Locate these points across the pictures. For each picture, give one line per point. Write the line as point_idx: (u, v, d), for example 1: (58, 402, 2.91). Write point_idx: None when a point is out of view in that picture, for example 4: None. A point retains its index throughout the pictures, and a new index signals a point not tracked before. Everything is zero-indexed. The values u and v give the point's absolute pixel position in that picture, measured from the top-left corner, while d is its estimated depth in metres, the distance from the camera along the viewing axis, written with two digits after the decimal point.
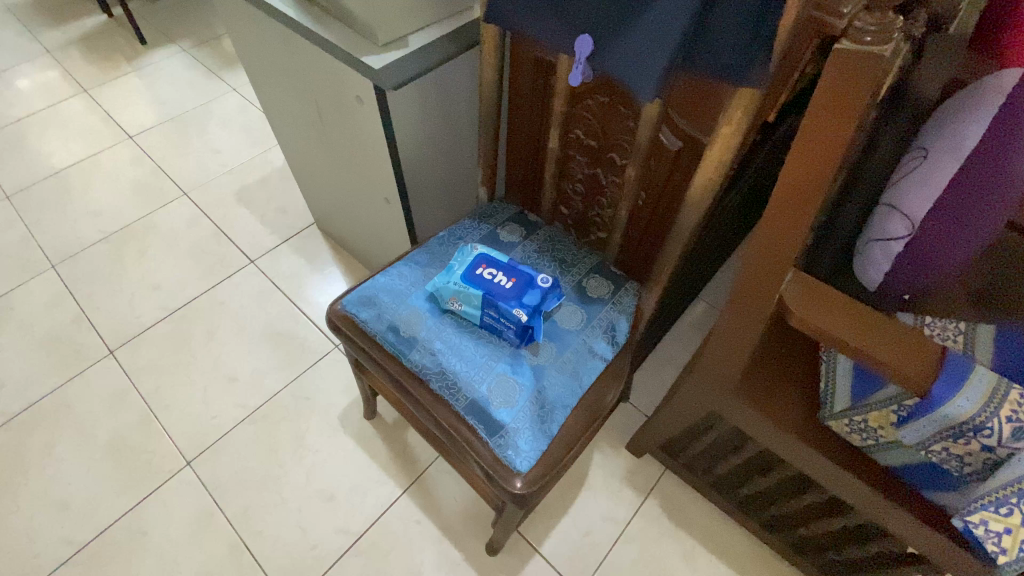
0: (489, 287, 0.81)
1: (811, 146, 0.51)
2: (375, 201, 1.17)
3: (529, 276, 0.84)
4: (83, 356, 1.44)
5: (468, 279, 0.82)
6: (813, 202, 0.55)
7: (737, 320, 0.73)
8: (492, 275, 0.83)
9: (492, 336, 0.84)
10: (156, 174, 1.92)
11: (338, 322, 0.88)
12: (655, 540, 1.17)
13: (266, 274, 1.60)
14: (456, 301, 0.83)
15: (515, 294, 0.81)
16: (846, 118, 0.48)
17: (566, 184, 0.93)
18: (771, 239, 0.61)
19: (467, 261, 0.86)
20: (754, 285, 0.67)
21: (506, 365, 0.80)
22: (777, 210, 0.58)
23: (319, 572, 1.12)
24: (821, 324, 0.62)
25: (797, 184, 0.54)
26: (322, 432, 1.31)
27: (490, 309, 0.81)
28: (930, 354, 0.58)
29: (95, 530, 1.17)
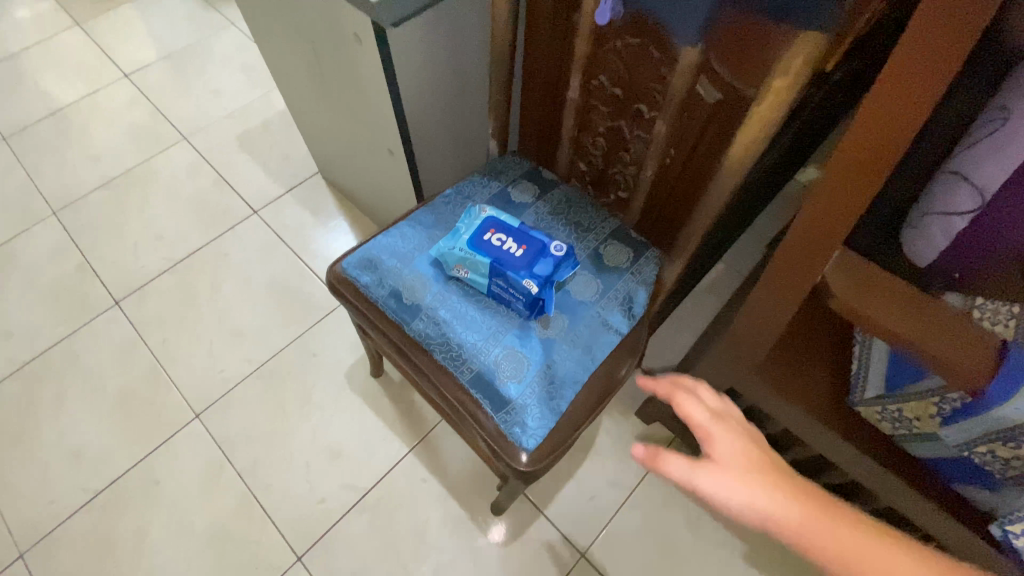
0: (498, 255, 0.75)
1: (886, 110, 0.43)
2: (379, 152, 1.10)
3: (542, 243, 0.77)
4: (89, 307, 1.42)
5: (475, 246, 0.76)
6: (878, 174, 0.47)
7: (769, 297, 0.66)
8: (501, 242, 0.77)
9: (501, 306, 0.78)
10: (155, 117, 1.83)
11: (338, 286, 0.84)
12: (660, 507, 1.17)
13: (270, 225, 1.55)
14: (463, 268, 0.78)
15: (525, 264, 0.75)
16: (936, 76, 0.39)
17: (585, 138, 0.85)
18: (819, 214, 0.53)
19: (475, 225, 0.80)
20: (793, 265, 0.60)
21: (515, 338, 0.76)
22: (833, 181, 0.50)
23: (326, 526, 1.14)
24: (864, 308, 0.56)
25: (862, 152, 0.46)
26: (329, 388, 1.30)
27: (499, 278, 0.75)
28: (987, 347, 0.52)
29: (110, 478, 1.20)
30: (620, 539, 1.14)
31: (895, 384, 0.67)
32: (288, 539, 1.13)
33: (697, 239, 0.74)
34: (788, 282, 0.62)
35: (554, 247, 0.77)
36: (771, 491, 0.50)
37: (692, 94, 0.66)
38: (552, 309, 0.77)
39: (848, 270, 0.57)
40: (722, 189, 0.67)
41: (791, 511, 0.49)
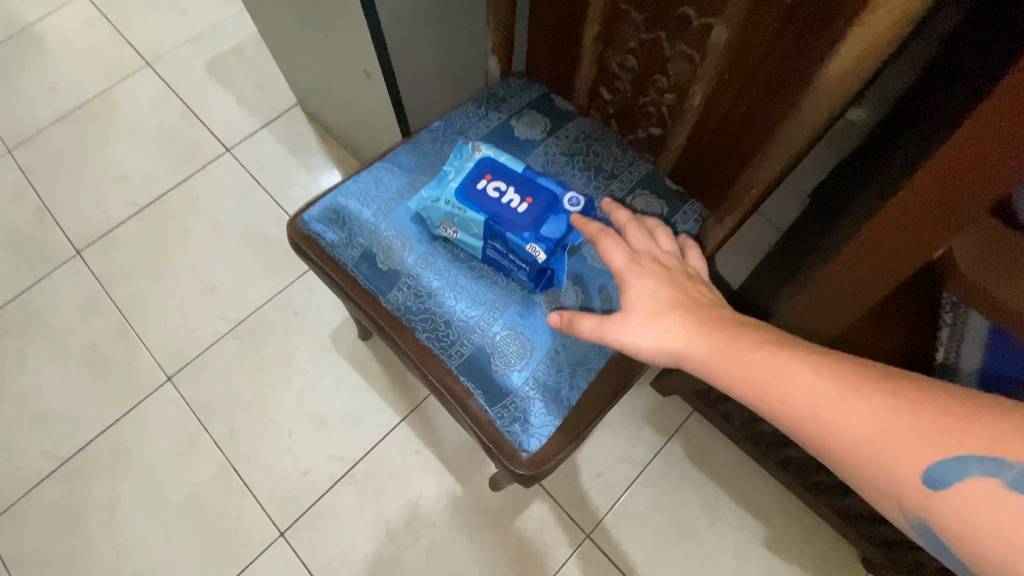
0: (495, 211, 0.59)
1: None
2: (358, 77, 0.90)
3: (553, 196, 0.60)
4: (49, 257, 1.29)
5: (468, 198, 0.60)
6: None
7: (832, 295, 0.59)
8: (500, 193, 0.60)
9: (499, 274, 0.63)
10: (114, 38, 1.60)
11: (301, 245, 0.68)
12: (675, 486, 1.06)
13: (245, 166, 1.38)
14: (452, 226, 0.62)
15: (532, 223, 0.58)
16: None
17: (612, 56, 0.66)
18: (969, 155, 0.40)
19: (466, 169, 0.63)
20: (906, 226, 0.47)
21: (516, 314, 0.61)
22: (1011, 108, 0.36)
23: (310, 499, 1.05)
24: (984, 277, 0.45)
25: None
26: (313, 350, 1.17)
27: (496, 240, 0.60)
28: None
29: (80, 443, 1.11)
30: (630, 519, 1.04)
31: (998, 368, 0.51)
32: (270, 512, 1.04)
33: (756, 192, 0.57)
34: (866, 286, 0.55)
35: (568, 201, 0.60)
36: (675, 328, 0.48)
37: None
38: (563, 282, 0.61)
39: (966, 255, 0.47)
40: (807, 122, 0.49)
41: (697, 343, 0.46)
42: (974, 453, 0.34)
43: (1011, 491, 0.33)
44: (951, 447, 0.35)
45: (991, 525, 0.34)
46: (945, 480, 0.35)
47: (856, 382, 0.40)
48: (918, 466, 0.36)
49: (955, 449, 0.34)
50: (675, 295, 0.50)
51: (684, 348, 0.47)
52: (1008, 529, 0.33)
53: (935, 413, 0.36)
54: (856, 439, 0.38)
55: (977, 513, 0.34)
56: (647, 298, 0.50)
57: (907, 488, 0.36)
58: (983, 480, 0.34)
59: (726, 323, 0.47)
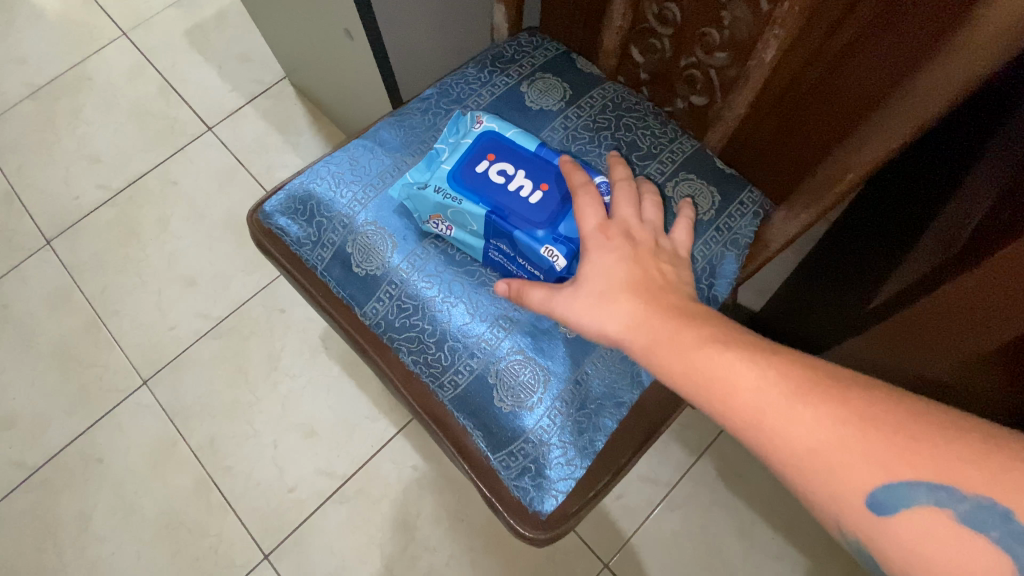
0: (500, 202, 0.46)
1: None
2: (341, 39, 0.76)
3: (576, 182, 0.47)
4: (17, 246, 1.18)
5: (466, 185, 0.47)
6: None
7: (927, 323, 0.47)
8: (507, 178, 0.47)
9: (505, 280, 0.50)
10: (88, 4, 1.46)
11: (263, 242, 0.56)
12: (705, 509, 0.94)
13: (228, 146, 1.25)
14: (444, 220, 0.49)
15: (547, 219, 0.46)
16: None
17: (647, 4, 0.52)
18: None
19: (464, 147, 0.49)
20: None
21: (524, 333, 0.48)
22: None
23: (297, 519, 0.95)
24: None
25: None
26: (300, 352, 1.06)
27: (501, 240, 0.47)
28: None
29: (47, 453, 1.01)
30: (653, 547, 0.93)
31: None
32: (253, 533, 0.94)
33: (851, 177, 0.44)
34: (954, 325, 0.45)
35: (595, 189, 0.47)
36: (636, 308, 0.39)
37: None
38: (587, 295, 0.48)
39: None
40: (942, 84, 0.36)
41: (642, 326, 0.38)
42: (924, 480, 0.29)
43: (958, 525, 0.28)
44: (902, 472, 0.30)
45: (927, 564, 0.29)
46: (891, 508, 0.30)
47: (808, 389, 0.33)
48: (862, 491, 0.30)
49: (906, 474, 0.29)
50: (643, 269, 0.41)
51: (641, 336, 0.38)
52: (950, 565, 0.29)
53: (887, 432, 0.30)
54: (800, 458, 0.32)
55: (913, 542, 0.30)
56: (608, 269, 0.41)
57: (848, 515, 0.31)
58: (930, 511, 0.29)
59: (695, 314, 0.39)
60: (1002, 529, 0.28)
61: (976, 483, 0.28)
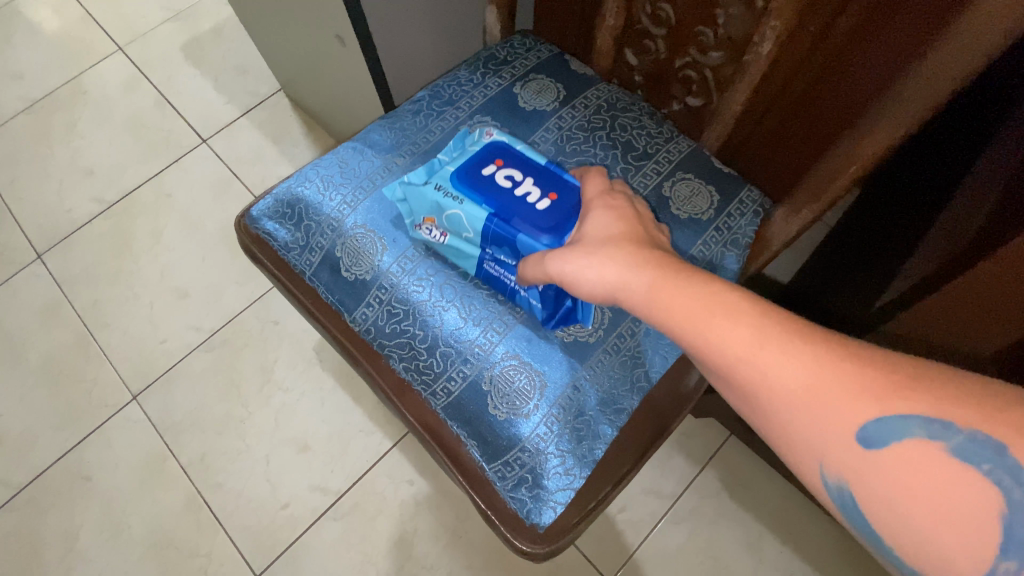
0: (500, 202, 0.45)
1: None
2: (334, 45, 0.76)
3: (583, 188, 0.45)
4: (8, 259, 1.16)
5: (470, 184, 0.46)
6: None
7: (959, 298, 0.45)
8: (513, 184, 0.46)
9: (499, 298, 0.48)
10: (84, 21, 1.47)
11: (251, 248, 0.55)
12: (711, 522, 0.92)
13: (223, 158, 1.24)
14: (438, 226, 0.48)
15: (554, 225, 0.44)
16: None
17: (640, 4, 0.51)
18: None
19: (469, 155, 0.49)
20: None
21: (518, 343, 0.46)
22: None
23: (290, 536, 0.92)
24: None
25: None
26: (294, 364, 1.04)
27: (499, 247, 0.45)
28: None
29: (33, 471, 0.98)
30: (656, 563, 0.90)
31: None
32: (245, 552, 0.91)
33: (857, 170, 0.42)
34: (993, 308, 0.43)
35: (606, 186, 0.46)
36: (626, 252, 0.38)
37: None
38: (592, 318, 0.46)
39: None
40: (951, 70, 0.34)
41: (636, 278, 0.37)
42: (921, 413, 0.27)
43: (952, 459, 0.26)
44: (895, 404, 0.28)
45: (910, 496, 0.27)
46: (881, 441, 0.28)
47: (800, 329, 0.32)
48: (853, 423, 0.28)
49: (901, 407, 0.27)
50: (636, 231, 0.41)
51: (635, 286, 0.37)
52: (939, 494, 0.26)
53: (885, 368, 0.29)
54: (794, 390, 0.30)
55: (901, 476, 0.27)
56: (605, 228, 0.41)
57: (836, 447, 0.29)
58: (923, 443, 0.27)
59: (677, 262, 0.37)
60: (996, 463, 0.25)
61: (978, 418, 0.26)
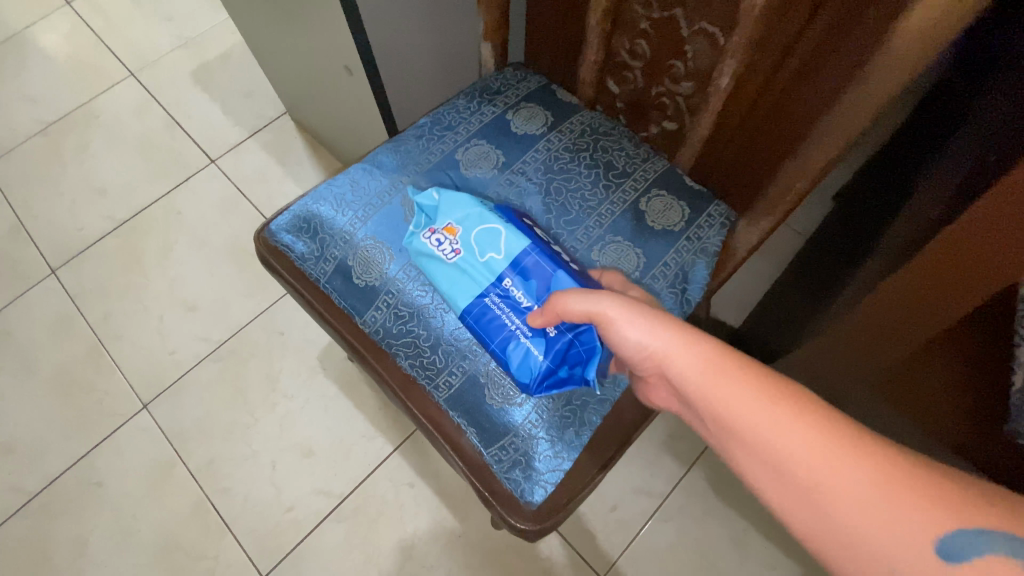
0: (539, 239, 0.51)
1: None
2: (341, 75, 0.82)
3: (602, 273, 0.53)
4: (21, 274, 1.21)
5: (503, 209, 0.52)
6: None
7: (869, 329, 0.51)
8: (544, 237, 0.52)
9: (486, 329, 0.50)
10: (97, 48, 1.54)
11: (269, 259, 0.60)
12: (698, 520, 0.96)
13: (230, 177, 1.30)
14: (456, 244, 0.51)
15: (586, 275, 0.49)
16: None
17: (620, 40, 0.58)
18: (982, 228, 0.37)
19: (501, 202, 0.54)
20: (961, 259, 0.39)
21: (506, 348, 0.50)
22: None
23: (295, 538, 0.96)
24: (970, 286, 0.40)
25: None
26: (298, 373, 1.09)
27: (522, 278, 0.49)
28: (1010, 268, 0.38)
29: (45, 478, 1.02)
30: (646, 560, 0.94)
31: None
32: (250, 554, 0.95)
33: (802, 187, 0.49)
34: (955, 288, 0.41)
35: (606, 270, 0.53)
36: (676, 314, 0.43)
37: None
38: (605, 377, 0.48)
39: None
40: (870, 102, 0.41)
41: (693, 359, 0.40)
42: (1000, 529, 0.30)
43: None
44: (972, 517, 0.30)
45: None
46: (960, 555, 0.30)
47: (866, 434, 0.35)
48: (931, 535, 0.31)
49: (976, 521, 0.30)
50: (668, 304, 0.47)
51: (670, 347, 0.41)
52: None
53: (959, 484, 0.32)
54: (870, 497, 0.32)
55: None
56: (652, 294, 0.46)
57: (913, 559, 0.31)
58: (1001, 559, 0.29)
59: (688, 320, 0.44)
60: None
61: None
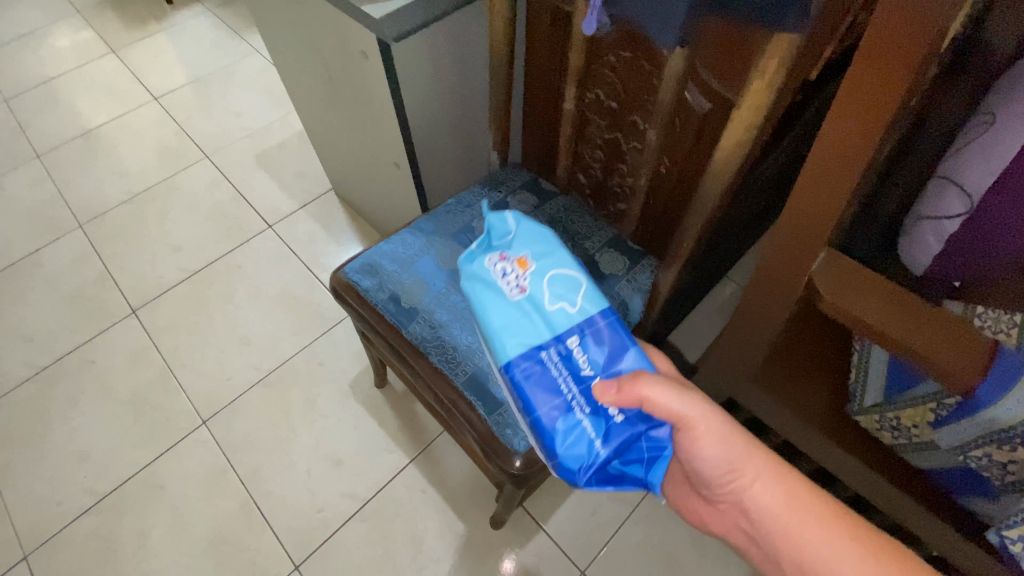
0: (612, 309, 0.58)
1: (808, 200, 0.52)
2: (388, 166, 1.12)
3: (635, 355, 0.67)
4: (107, 313, 1.47)
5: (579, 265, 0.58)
6: (810, 249, 0.55)
7: (737, 346, 0.72)
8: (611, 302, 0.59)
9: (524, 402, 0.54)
10: (178, 135, 1.90)
11: (340, 290, 0.86)
12: (663, 523, 1.14)
13: (283, 239, 1.60)
14: (521, 280, 0.56)
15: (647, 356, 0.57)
16: (846, 171, 0.48)
17: (583, 148, 0.87)
18: (765, 280, 0.62)
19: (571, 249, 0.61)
20: (765, 298, 0.63)
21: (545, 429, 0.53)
22: (784, 247, 0.57)
23: (325, 533, 1.14)
24: (768, 309, 0.64)
25: (794, 232, 0.55)
26: (332, 397, 1.31)
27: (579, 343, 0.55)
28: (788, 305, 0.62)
29: (115, 481, 1.22)
30: (620, 557, 1.11)
31: (893, 390, 0.66)
32: (286, 546, 1.13)
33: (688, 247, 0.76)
34: (758, 318, 0.66)
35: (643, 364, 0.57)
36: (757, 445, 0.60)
37: (681, 102, 0.67)
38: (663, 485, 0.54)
39: (839, 273, 0.56)
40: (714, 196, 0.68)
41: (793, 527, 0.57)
42: None
43: None
44: None
45: None
46: None
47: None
48: None
49: None
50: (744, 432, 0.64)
51: (752, 486, 0.59)
52: None
53: None
54: None
55: None
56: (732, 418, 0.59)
57: None
58: None
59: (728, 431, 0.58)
60: None
61: None
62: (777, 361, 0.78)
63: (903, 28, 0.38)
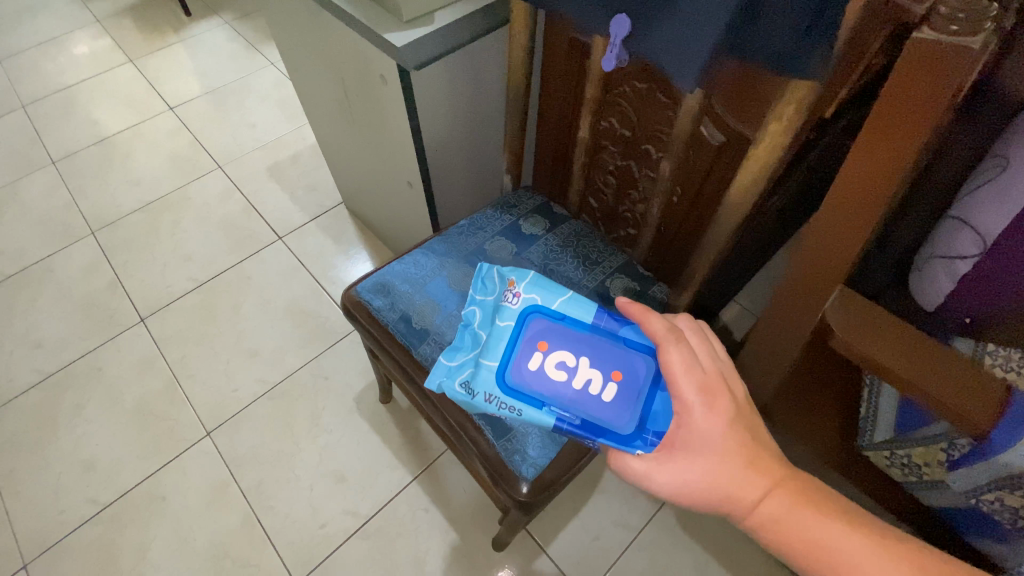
0: (577, 398, 0.57)
1: (827, 244, 0.52)
2: (401, 185, 1.14)
3: (644, 358, 0.58)
4: (116, 321, 1.48)
5: (529, 393, 0.58)
6: (826, 290, 0.56)
7: (749, 376, 0.72)
8: (569, 368, 0.58)
9: None
10: (192, 144, 1.92)
11: (351, 307, 0.87)
12: (667, 550, 1.13)
13: (292, 251, 1.61)
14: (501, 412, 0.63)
15: (620, 408, 0.56)
16: (866, 218, 0.48)
17: (596, 174, 0.88)
18: (781, 316, 0.62)
19: (505, 354, 0.61)
20: (782, 331, 0.63)
21: None
22: (798, 287, 0.58)
23: (326, 551, 1.13)
24: (778, 343, 0.65)
25: (807, 276, 0.56)
26: (337, 412, 1.31)
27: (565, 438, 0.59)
28: (804, 333, 0.61)
29: (117, 492, 1.21)
30: None
31: (904, 428, 0.65)
32: (286, 563, 1.12)
33: (701, 276, 0.77)
34: (772, 353, 0.66)
35: (628, 402, 0.56)
36: (746, 492, 0.45)
37: (696, 135, 0.68)
38: None
39: (857, 314, 0.56)
40: (726, 227, 0.68)
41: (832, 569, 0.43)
42: None
43: None
44: None
45: None
46: None
47: None
48: None
49: None
50: (760, 451, 0.47)
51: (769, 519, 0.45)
52: None
53: None
54: None
55: None
56: (712, 445, 0.46)
57: None
58: None
59: (705, 472, 0.46)
60: None
61: None
62: (788, 394, 0.78)
63: (928, 73, 0.39)
